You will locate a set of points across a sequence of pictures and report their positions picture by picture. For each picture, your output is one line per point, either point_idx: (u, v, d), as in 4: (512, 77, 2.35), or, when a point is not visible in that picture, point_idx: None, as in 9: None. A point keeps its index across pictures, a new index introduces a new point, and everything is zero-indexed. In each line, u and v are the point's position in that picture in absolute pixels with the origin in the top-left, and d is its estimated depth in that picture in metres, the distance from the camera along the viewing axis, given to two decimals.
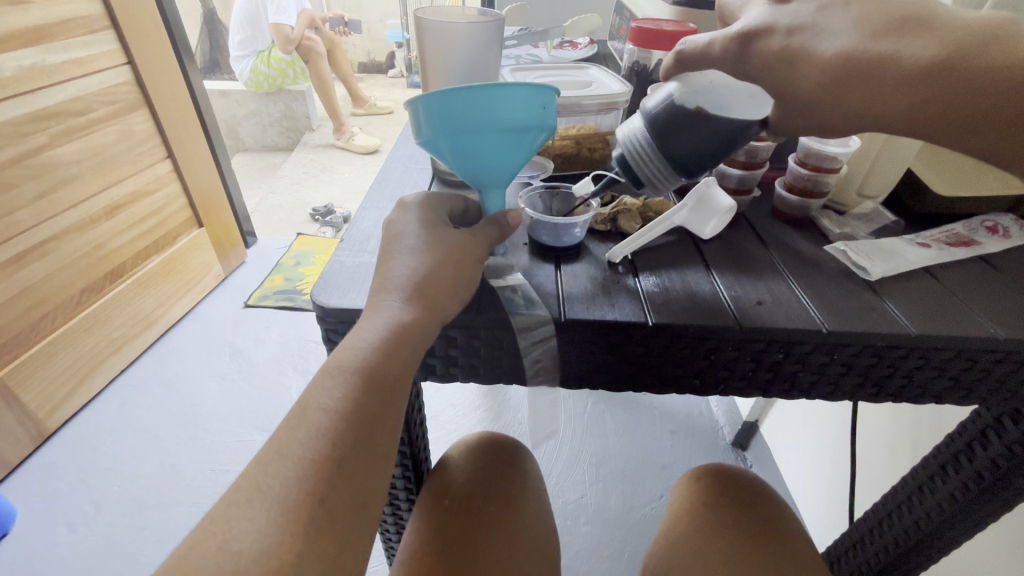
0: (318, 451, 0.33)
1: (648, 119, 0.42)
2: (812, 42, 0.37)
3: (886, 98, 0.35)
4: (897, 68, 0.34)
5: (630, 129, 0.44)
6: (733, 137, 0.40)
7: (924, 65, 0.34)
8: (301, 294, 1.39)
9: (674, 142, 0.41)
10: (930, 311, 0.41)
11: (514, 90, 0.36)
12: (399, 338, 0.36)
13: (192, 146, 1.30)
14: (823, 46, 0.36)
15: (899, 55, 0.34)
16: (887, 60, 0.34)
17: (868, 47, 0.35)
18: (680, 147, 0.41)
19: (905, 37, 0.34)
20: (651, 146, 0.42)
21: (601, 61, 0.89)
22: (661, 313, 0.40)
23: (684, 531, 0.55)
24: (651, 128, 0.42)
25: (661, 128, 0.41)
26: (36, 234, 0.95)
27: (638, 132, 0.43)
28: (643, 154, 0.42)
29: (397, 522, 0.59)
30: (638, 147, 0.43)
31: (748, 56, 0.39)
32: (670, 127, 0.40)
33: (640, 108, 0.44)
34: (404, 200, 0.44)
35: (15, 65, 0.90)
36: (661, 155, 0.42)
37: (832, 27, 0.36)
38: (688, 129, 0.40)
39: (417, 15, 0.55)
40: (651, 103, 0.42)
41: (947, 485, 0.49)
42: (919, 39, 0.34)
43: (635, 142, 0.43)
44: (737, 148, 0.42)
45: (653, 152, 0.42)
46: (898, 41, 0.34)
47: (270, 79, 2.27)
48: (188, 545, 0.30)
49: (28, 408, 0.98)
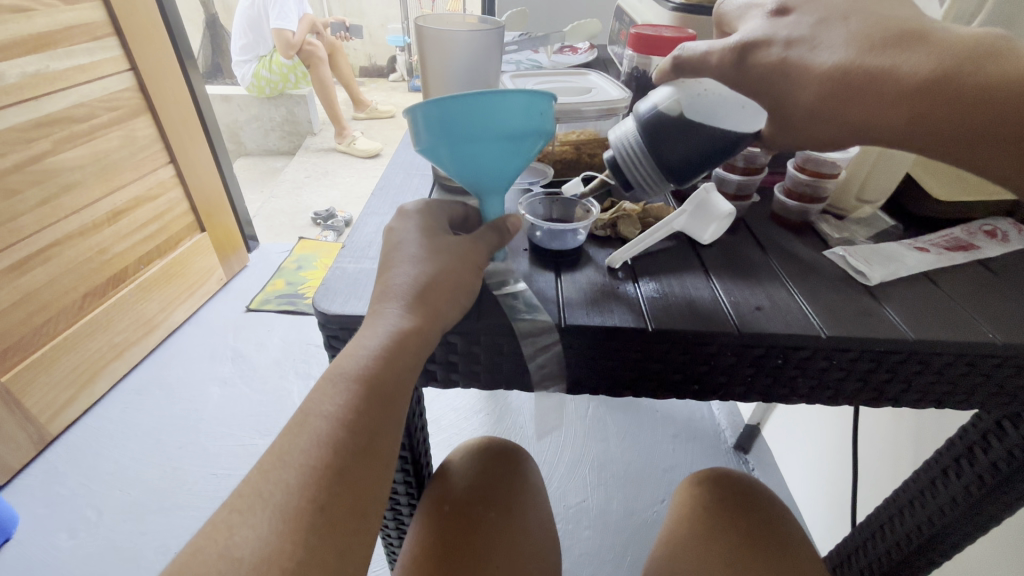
0: (320, 458, 0.33)
1: (641, 124, 0.43)
2: (807, 55, 0.37)
3: (882, 113, 0.35)
4: (894, 83, 0.34)
5: (624, 131, 0.45)
6: (725, 147, 0.41)
7: (921, 79, 0.34)
8: (302, 298, 1.39)
9: (664, 148, 0.42)
10: (929, 316, 0.41)
11: (511, 98, 0.36)
12: (400, 346, 0.36)
13: (194, 151, 1.30)
14: (819, 58, 0.36)
15: (896, 70, 0.34)
16: (883, 74, 0.34)
17: (865, 61, 0.35)
18: (670, 154, 0.42)
19: (903, 51, 0.34)
20: (641, 150, 0.43)
21: (601, 66, 0.90)
22: (660, 319, 0.40)
23: (685, 537, 0.55)
24: (644, 132, 0.43)
25: (652, 134, 0.42)
26: (38, 240, 0.96)
27: (631, 135, 0.44)
28: (632, 158, 0.44)
29: (399, 527, 0.59)
30: (630, 151, 0.44)
31: (745, 67, 0.39)
32: (662, 135, 0.41)
33: (633, 111, 0.45)
34: (404, 207, 0.44)
35: (19, 72, 0.91)
36: (651, 161, 0.43)
37: (828, 41, 0.37)
38: (679, 137, 0.41)
39: (417, 23, 0.56)
40: (645, 107, 0.43)
41: (949, 489, 0.49)
42: (917, 54, 0.34)
43: (626, 145, 0.44)
44: (729, 158, 0.42)
45: (645, 157, 0.43)
46: (896, 55, 0.35)
47: (270, 84, 2.28)
48: (191, 551, 0.30)
49: (30, 413, 0.98)
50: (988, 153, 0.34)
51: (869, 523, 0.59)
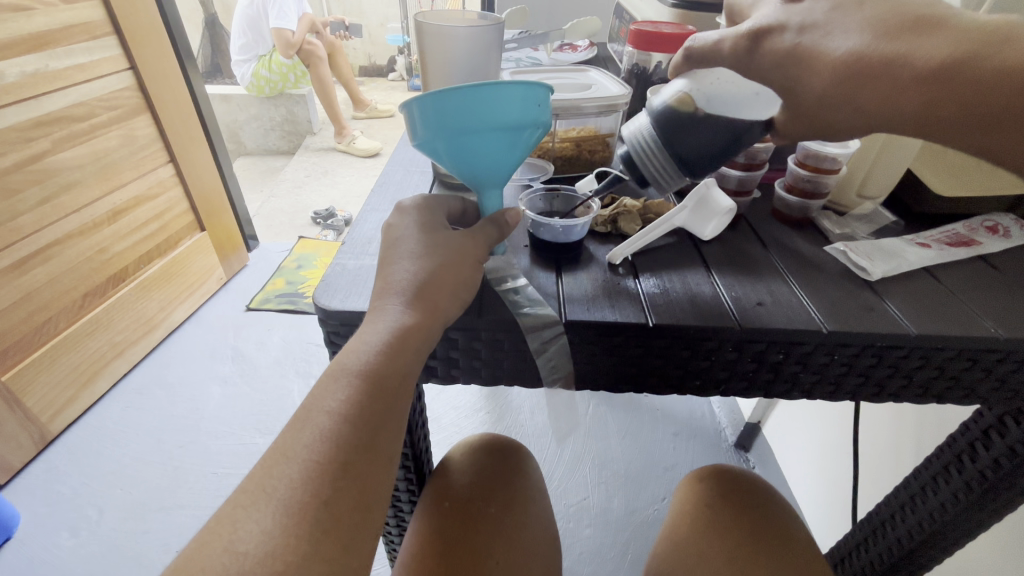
0: (323, 453, 0.33)
1: (655, 118, 0.43)
2: (821, 41, 0.37)
3: (896, 98, 0.35)
4: (908, 68, 0.34)
5: (636, 127, 0.45)
6: (737, 139, 0.42)
7: (937, 63, 0.33)
8: (302, 297, 1.39)
9: (678, 140, 0.42)
10: (930, 311, 0.41)
11: (509, 88, 0.36)
12: (401, 342, 0.36)
13: (195, 150, 1.30)
14: (833, 45, 0.36)
15: (911, 54, 0.34)
16: (898, 59, 0.34)
17: (879, 46, 0.35)
18: (684, 147, 0.42)
19: (918, 36, 0.34)
20: (656, 143, 0.43)
21: (601, 63, 0.90)
22: (661, 314, 0.40)
23: (686, 533, 0.55)
24: (658, 126, 0.43)
25: (666, 128, 0.42)
26: (38, 240, 0.95)
27: (644, 129, 0.44)
28: (648, 152, 0.44)
29: (400, 524, 0.59)
30: (644, 146, 0.44)
31: (758, 53, 0.39)
32: (675, 128, 0.42)
33: (646, 105, 0.45)
34: (402, 203, 0.44)
35: (19, 71, 0.90)
36: (667, 155, 0.43)
37: (842, 27, 0.36)
38: (692, 131, 0.41)
39: (417, 19, 0.55)
40: (658, 100, 0.43)
41: (950, 485, 0.49)
42: (933, 39, 0.33)
43: (642, 139, 0.44)
44: (742, 150, 0.43)
45: (659, 151, 0.43)
46: (911, 41, 0.34)
47: (270, 83, 2.29)
48: (196, 546, 0.30)
49: (30, 413, 0.98)
50: (1006, 142, 0.33)
51: (871, 519, 0.59)
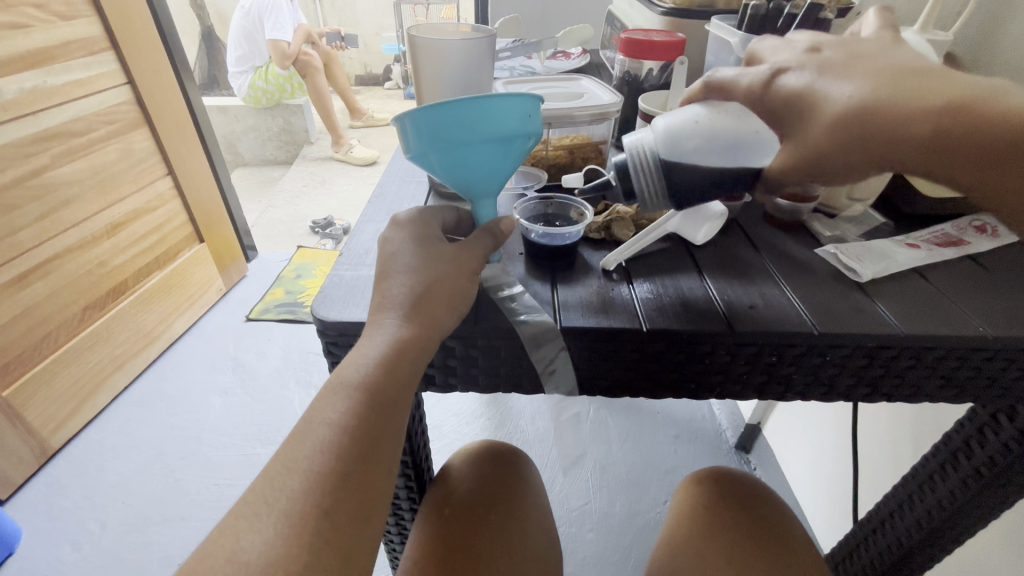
0: (324, 464, 0.33)
1: (659, 141, 0.43)
2: (831, 85, 0.36)
3: (907, 124, 0.33)
4: (917, 102, 0.33)
5: (638, 139, 0.44)
6: (729, 180, 0.42)
7: (948, 101, 0.32)
8: (301, 306, 1.40)
9: (677, 169, 0.43)
10: (919, 310, 0.41)
11: (502, 100, 0.37)
12: (399, 355, 0.36)
13: (193, 162, 1.31)
14: (840, 87, 0.35)
15: (920, 95, 0.33)
16: (908, 95, 0.33)
17: (889, 86, 0.34)
18: (681, 176, 0.43)
19: (926, 82, 0.34)
20: (654, 166, 0.43)
21: (594, 70, 0.91)
22: (656, 320, 0.41)
23: (685, 535, 0.56)
24: (659, 150, 0.43)
25: (667, 156, 0.42)
26: (39, 253, 0.96)
27: (646, 146, 0.43)
28: (643, 171, 0.44)
29: (401, 531, 0.59)
30: (642, 164, 0.44)
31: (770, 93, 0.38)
32: (675, 157, 0.42)
33: (655, 121, 0.44)
34: (398, 216, 0.44)
35: (17, 88, 0.91)
36: (660, 179, 0.43)
37: (853, 76, 0.35)
38: (690, 165, 0.42)
39: (410, 32, 0.56)
40: (665, 122, 0.43)
41: (946, 483, 0.50)
42: (940, 86, 0.33)
43: (640, 156, 0.44)
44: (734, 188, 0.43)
45: (654, 175, 0.43)
46: (918, 84, 0.34)
47: (268, 94, 2.31)
48: (199, 557, 0.31)
49: (31, 427, 0.98)
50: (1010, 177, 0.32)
51: (870, 518, 0.59)
